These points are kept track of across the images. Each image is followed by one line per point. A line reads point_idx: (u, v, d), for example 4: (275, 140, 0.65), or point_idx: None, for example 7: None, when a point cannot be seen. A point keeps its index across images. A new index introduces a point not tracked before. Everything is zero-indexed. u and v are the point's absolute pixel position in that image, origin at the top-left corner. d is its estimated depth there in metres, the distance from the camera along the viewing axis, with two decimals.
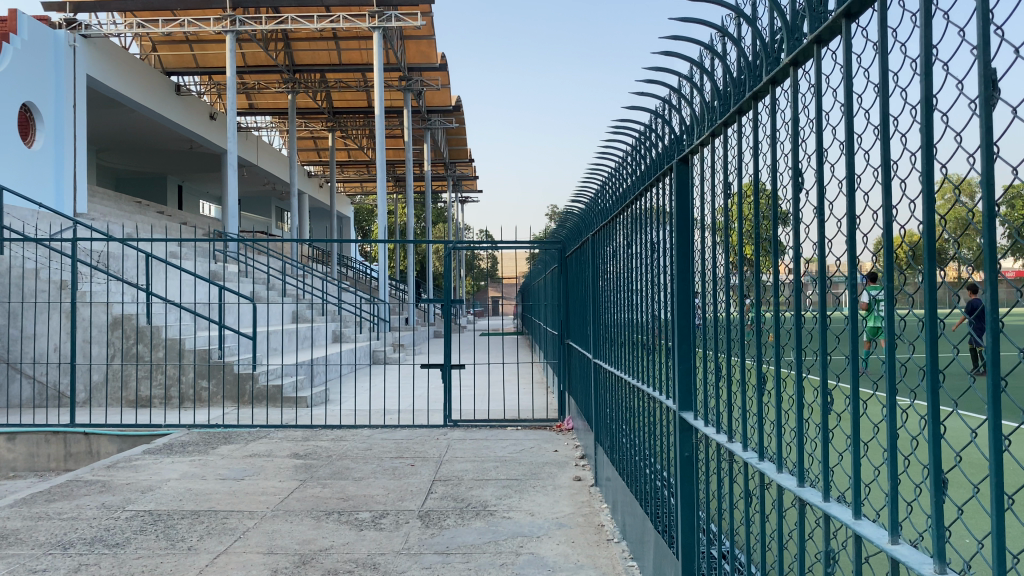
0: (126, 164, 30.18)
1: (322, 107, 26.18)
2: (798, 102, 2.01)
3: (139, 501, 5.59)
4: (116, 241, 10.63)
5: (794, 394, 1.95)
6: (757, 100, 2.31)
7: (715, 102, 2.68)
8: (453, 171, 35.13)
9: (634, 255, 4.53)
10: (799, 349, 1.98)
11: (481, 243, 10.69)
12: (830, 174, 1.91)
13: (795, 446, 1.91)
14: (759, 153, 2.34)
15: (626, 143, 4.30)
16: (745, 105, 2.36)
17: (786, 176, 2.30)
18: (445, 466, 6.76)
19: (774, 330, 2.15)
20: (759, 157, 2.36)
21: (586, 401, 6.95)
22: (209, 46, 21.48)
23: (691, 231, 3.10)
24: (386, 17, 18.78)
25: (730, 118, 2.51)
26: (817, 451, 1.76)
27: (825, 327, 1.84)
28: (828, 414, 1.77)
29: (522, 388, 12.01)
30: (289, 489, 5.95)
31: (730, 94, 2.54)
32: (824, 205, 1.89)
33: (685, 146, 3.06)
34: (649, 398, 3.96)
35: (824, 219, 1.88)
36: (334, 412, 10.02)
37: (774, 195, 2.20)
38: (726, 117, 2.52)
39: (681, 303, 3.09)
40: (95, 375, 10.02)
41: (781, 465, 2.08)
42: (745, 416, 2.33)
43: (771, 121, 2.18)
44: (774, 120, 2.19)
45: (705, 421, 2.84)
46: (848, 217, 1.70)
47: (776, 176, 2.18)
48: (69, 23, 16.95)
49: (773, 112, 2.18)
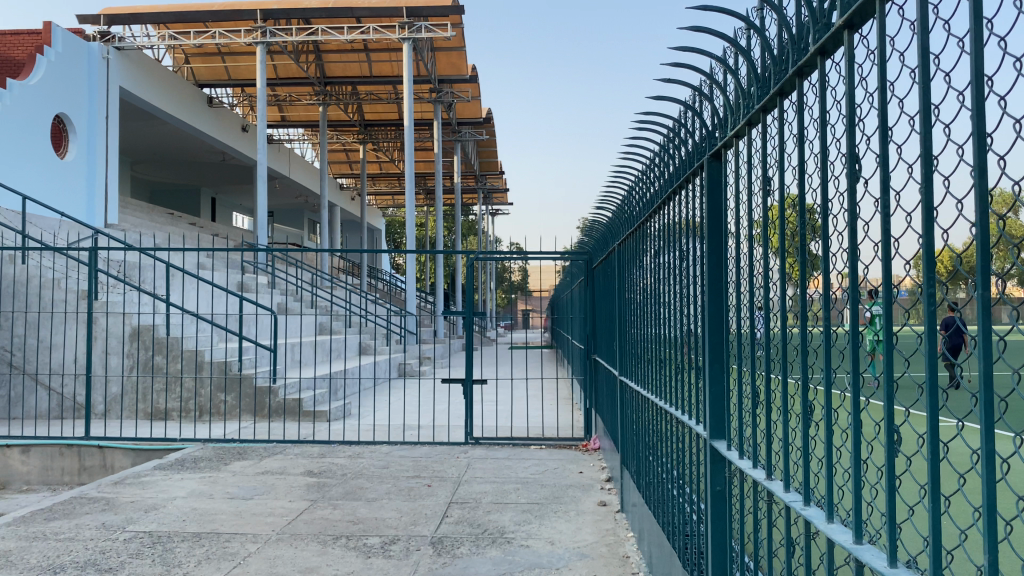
0: (160, 176, 30.42)
1: (353, 120, 26.13)
2: (853, 74, 1.69)
3: (141, 521, 5.34)
4: (138, 252, 10.48)
5: (852, 428, 1.59)
6: (803, 77, 1.99)
7: (753, 88, 2.36)
8: (484, 183, 34.94)
9: (662, 266, 4.18)
10: (857, 374, 1.64)
11: (507, 255, 10.39)
12: (897, 158, 1.57)
13: (852, 495, 1.56)
14: (805, 140, 2.01)
15: (652, 145, 3.95)
16: (789, 82, 2.04)
17: (838, 166, 1.95)
18: (463, 487, 6.44)
19: (826, 346, 1.81)
20: (806, 145, 2.02)
21: (612, 420, 6.60)
22: (241, 58, 21.53)
23: (725, 238, 2.77)
24: (416, 28, 18.69)
25: (770, 101, 2.19)
26: (882, 501, 1.41)
27: (887, 348, 1.50)
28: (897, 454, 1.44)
29: (547, 404, 11.67)
30: (297, 510, 5.67)
31: (770, 75, 2.22)
32: (891, 196, 1.55)
33: (718, 140, 2.74)
34: (678, 422, 3.59)
35: (891, 211, 1.53)
36: (353, 428, 9.75)
37: (827, 186, 1.87)
38: (766, 100, 2.19)
39: (713, 317, 2.76)
40: (111, 387, 9.85)
41: (832, 513, 1.74)
42: (787, 452, 1.98)
43: (819, 98, 1.86)
44: (824, 97, 1.86)
45: (738, 452, 2.49)
46: (924, 209, 1.35)
47: (827, 163, 1.87)
48: (103, 36, 16.86)
49: (820, 92, 1.86)
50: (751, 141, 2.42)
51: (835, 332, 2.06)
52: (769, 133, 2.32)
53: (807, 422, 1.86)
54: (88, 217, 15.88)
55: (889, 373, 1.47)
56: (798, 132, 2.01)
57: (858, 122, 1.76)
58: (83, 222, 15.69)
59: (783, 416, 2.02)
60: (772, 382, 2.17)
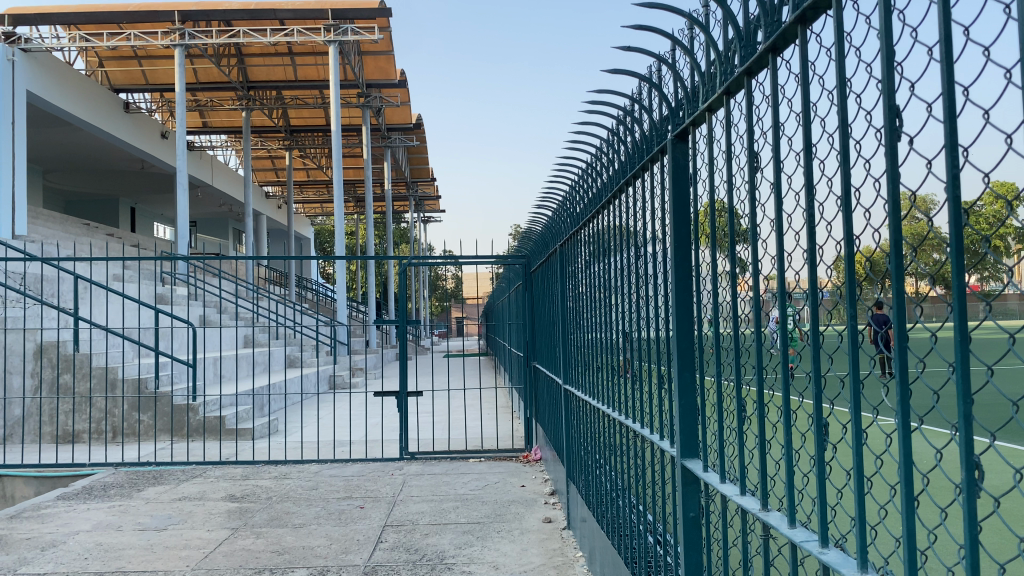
0: (73, 185, 28.95)
1: (279, 125, 25.33)
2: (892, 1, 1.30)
3: (35, 562, 4.77)
4: (43, 264, 9.65)
5: (900, 454, 1.24)
6: (807, 26, 1.59)
7: (734, 41, 1.94)
8: (415, 190, 34.41)
9: (610, 267, 3.83)
10: (905, 393, 1.27)
11: (441, 261, 9.97)
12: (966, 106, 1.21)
13: (905, 544, 1.22)
14: (810, 98, 1.63)
15: (600, 133, 3.59)
16: (788, 34, 1.64)
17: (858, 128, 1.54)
18: (398, 508, 6.01)
19: (854, 353, 1.45)
20: (809, 109, 1.64)
21: (555, 430, 6.28)
22: (158, 61, 20.61)
23: (687, 229, 2.42)
24: (342, 30, 18.13)
25: (760, 58, 1.78)
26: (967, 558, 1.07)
27: (960, 358, 1.14)
28: (979, 486, 1.08)
29: (486, 415, 11.30)
30: (216, 541, 5.16)
31: (760, 26, 1.79)
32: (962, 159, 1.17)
33: (686, 118, 2.35)
34: (638, 438, 3.24)
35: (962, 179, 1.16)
36: (278, 445, 9.21)
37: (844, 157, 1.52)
38: (754, 58, 1.78)
39: (681, 318, 2.40)
40: (13, 409, 9.05)
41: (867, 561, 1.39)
42: (792, 481, 1.64)
43: (833, 43, 1.49)
44: (842, 46, 1.46)
45: (718, 476, 2.15)
46: None
47: (845, 121, 1.47)
48: (8, 36, 15.81)
49: (837, 38, 1.48)
50: (730, 112, 2.04)
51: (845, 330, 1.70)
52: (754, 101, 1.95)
53: (824, 445, 1.52)
54: None
55: (969, 389, 1.10)
56: (802, 89, 1.63)
57: (896, 68, 1.35)
58: None
59: (785, 435, 1.66)
60: (767, 398, 1.81)
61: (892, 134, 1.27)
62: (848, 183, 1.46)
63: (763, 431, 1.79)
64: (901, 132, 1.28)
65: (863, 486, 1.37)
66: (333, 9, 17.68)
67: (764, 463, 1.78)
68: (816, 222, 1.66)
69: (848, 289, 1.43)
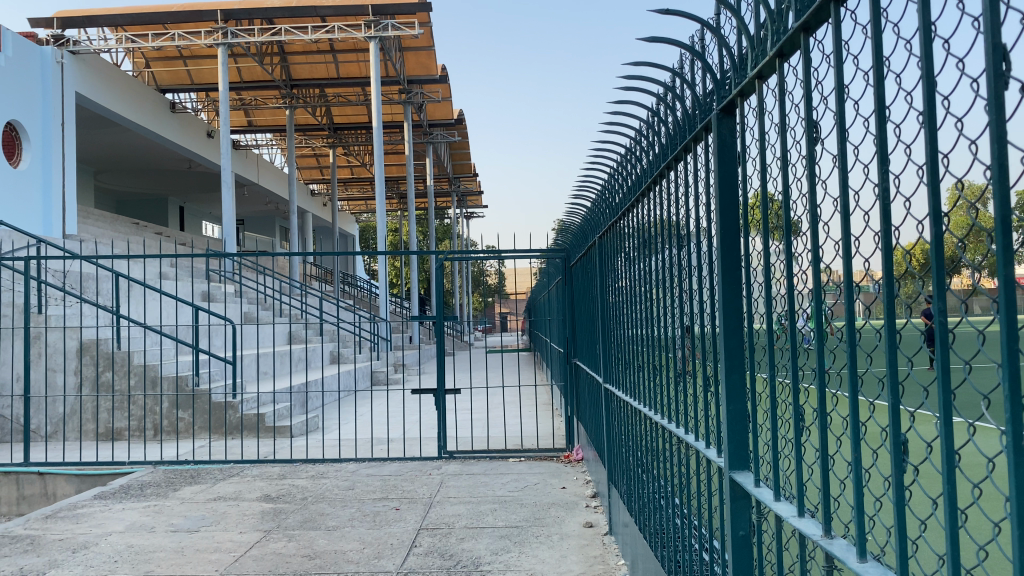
0: (123, 185, 29.46)
1: (321, 123, 25.42)
2: None
3: (65, 564, 4.69)
4: (86, 262, 9.64)
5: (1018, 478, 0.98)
6: None
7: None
8: (458, 186, 34.34)
9: (651, 260, 3.58)
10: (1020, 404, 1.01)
11: (481, 256, 9.74)
12: None
13: None
14: (882, 50, 1.38)
15: (637, 117, 3.32)
16: None
17: (943, 81, 1.29)
18: (434, 510, 5.84)
19: (939, 354, 1.20)
20: (882, 64, 1.39)
21: (596, 430, 6.04)
22: (203, 61, 20.77)
23: (734, 210, 2.16)
24: (382, 26, 17.96)
25: (821, 7, 1.53)
26: None
27: None
28: None
29: (527, 413, 11.10)
30: (247, 545, 5.04)
31: None
32: None
33: (731, 89, 2.10)
34: (682, 444, 3.00)
35: None
36: (317, 444, 9.11)
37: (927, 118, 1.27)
38: (813, 10, 1.54)
39: (728, 314, 2.15)
40: (59, 407, 9.08)
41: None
42: (862, 505, 1.39)
43: None
44: None
45: (771, 493, 1.90)
46: None
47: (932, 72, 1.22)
48: (56, 39, 15.95)
49: None
50: (783, 77, 1.79)
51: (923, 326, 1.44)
52: (815, 63, 1.70)
53: (903, 467, 1.26)
54: (45, 230, 15.08)
55: None
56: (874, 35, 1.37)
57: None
58: (39, 234, 14.89)
59: (853, 449, 1.41)
60: (829, 406, 1.55)
61: (995, 82, 1.03)
62: (934, 147, 1.21)
63: (825, 447, 1.53)
64: (1010, 78, 1.04)
65: (956, 518, 1.12)
66: (373, 5, 17.56)
67: (826, 483, 1.53)
68: (891, 199, 1.40)
69: (934, 274, 1.18)
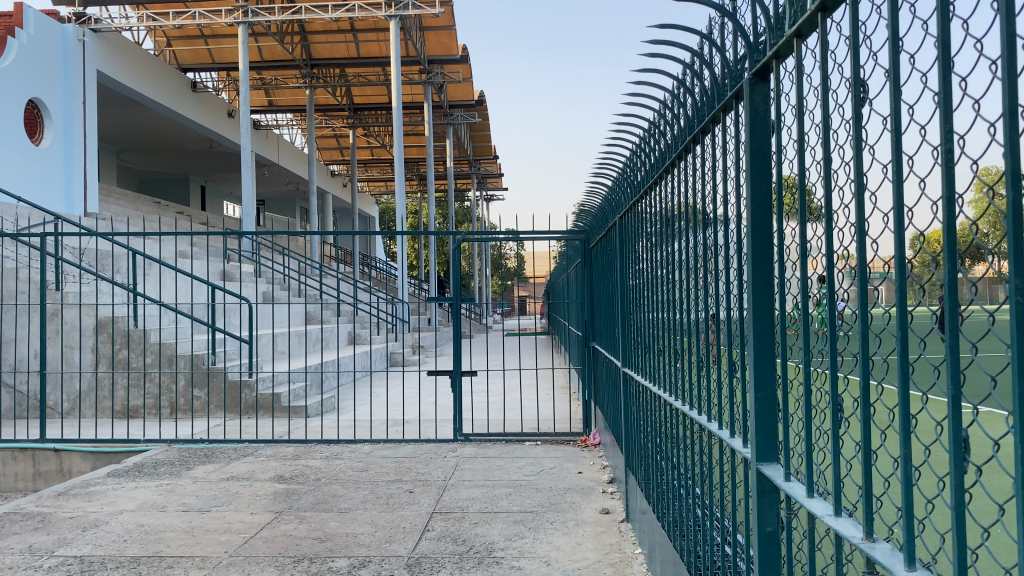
0: (145, 164, 29.54)
1: (342, 103, 25.30)
2: None
3: (73, 543, 4.64)
4: (104, 240, 9.60)
5: None
6: None
7: None
8: (478, 168, 34.18)
9: (674, 239, 3.42)
10: None
11: (499, 236, 9.61)
12: None
13: None
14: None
15: (660, 90, 3.13)
16: None
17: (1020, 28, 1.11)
18: (448, 494, 5.74)
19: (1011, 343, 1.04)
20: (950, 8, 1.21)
21: (614, 414, 5.90)
22: (224, 40, 20.66)
23: (765, 179, 2.00)
24: (403, 4, 17.71)
25: None
26: None
27: None
28: None
29: (544, 395, 11.04)
30: (258, 526, 4.97)
31: None
32: None
33: (766, 51, 1.93)
34: (704, 434, 2.85)
35: None
36: (332, 424, 9.06)
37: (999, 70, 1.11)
38: None
39: (759, 296, 1.99)
40: (78, 383, 9.10)
41: None
42: (912, 507, 1.22)
43: None
44: None
45: (804, 488, 1.75)
46: None
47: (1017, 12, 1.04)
48: (79, 17, 16.05)
49: None
50: (828, 30, 1.62)
51: (987, 310, 1.27)
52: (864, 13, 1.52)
53: (961, 470, 1.12)
54: (66, 208, 15.12)
55: None
56: None
57: None
58: (61, 213, 14.93)
59: (901, 445, 1.25)
60: (875, 397, 1.39)
61: None
62: (1016, 102, 1.04)
63: (870, 441, 1.38)
64: None
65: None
66: None
67: (870, 484, 1.37)
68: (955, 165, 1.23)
69: (1015, 249, 1.02)
